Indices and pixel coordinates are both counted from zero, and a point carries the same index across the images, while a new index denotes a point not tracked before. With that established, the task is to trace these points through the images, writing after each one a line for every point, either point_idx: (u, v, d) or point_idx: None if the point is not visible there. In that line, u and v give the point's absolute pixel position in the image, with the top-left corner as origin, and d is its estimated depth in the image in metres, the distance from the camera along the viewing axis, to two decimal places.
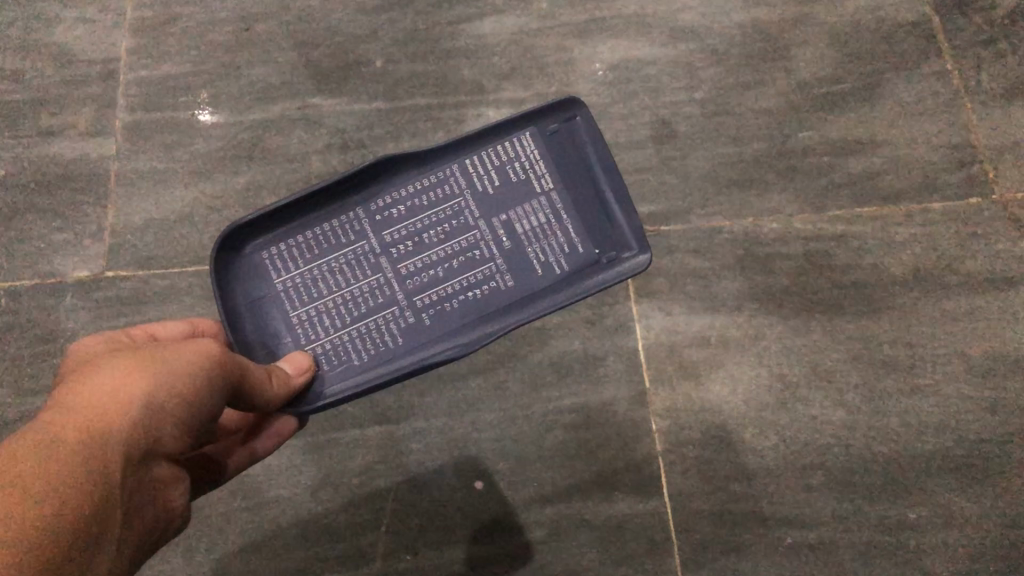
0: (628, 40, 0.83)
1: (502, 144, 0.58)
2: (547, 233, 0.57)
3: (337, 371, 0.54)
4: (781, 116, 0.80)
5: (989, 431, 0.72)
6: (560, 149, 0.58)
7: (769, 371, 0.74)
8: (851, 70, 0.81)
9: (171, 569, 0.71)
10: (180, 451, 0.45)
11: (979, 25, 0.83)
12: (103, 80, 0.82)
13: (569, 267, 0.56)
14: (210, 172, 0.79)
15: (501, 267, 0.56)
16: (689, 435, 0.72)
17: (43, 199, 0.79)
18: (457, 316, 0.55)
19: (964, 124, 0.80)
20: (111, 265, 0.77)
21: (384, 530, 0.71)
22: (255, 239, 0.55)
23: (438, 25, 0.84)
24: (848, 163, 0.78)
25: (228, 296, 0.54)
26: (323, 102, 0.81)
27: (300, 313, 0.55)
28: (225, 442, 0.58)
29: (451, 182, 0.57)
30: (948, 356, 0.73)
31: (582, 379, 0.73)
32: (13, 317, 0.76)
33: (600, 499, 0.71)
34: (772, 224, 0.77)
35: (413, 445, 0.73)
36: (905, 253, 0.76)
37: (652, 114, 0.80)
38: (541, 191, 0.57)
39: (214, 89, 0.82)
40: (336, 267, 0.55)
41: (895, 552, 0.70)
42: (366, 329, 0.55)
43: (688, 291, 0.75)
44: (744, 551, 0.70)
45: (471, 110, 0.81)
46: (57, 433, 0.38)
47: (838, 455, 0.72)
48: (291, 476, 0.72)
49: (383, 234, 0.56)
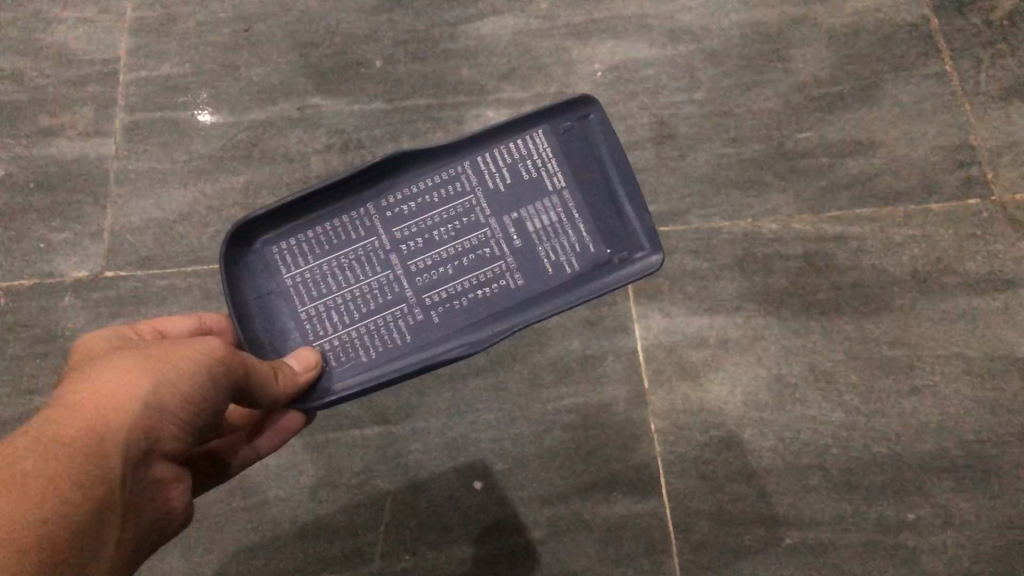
0: (628, 41, 0.83)
1: (515, 141, 0.58)
2: (559, 232, 0.56)
3: (345, 368, 0.54)
4: (780, 116, 0.80)
5: (988, 432, 0.72)
6: (574, 147, 0.58)
7: (768, 371, 0.74)
8: (850, 70, 0.81)
9: (170, 569, 0.70)
10: (182, 449, 0.45)
11: (978, 26, 0.83)
12: (103, 80, 0.82)
13: (580, 267, 0.55)
14: (210, 172, 0.80)
15: (511, 266, 0.55)
16: (688, 436, 0.72)
17: (42, 199, 0.79)
18: (467, 315, 0.55)
19: (963, 125, 0.80)
20: (110, 265, 0.77)
21: (383, 530, 0.71)
22: (266, 234, 0.55)
23: (438, 26, 0.84)
24: (847, 163, 0.79)
25: (237, 291, 0.54)
26: (323, 102, 0.82)
27: (309, 309, 0.55)
28: (231, 439, 0.58)
29: (463, 179, 0.57)
30: (947, 357, 0.74)
31: (581, 380, 0.73)
32: (13, 318, 0.76)
33: (599, 499, 0.71)
34: (771, 225, 0.77)
35: (413, 446, 0.73)
36: (904, 254, 0.76)
37: (651, 115, 0.80)
38: (553, 189, 0.57)
39: (214, 89, 0.82)
40: (346, 263, 0.55)
41: (895, 553, 0.70)
42: (375, 326, 0.54)
43: (688, 291, 0.75)
44: (744, 552, 0.70)
45: (471, 110, 0.81)
46: (59, 431, 0.38)
47: (837, 456, 0.72)
48: (291, 476, 0.72)
49: (394, 230, 0.56)
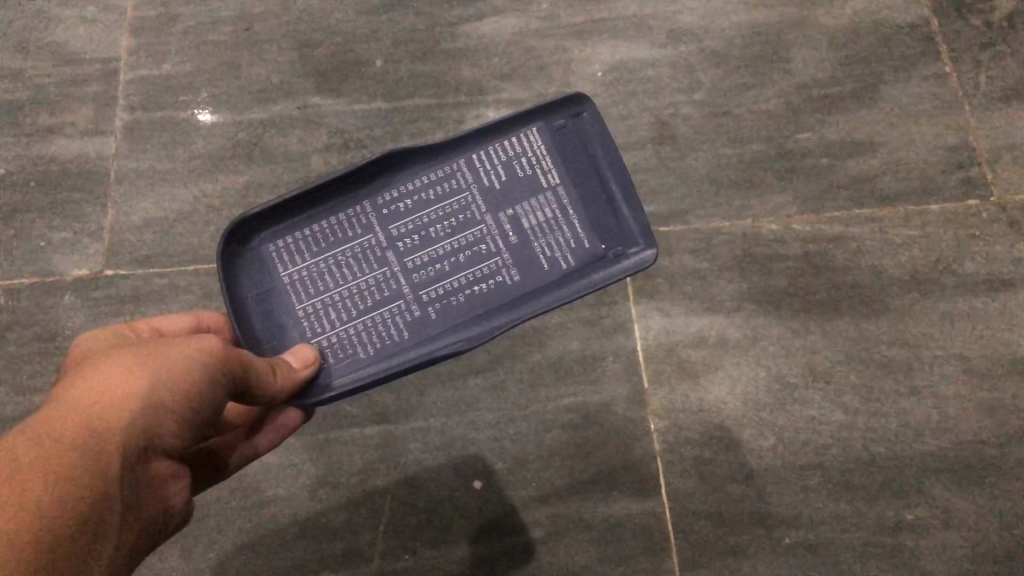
0: (628, 41, 0.83)
1: (510, 139, 0.58)
2: (553, 228, 0.56)
3: (343, 364, 0.54)
4: (780, 117, 0.80)
5: (988, 433, 0.72)
6: (567, 144, 0.58)
7: (767, 371, 0.74)
8: (850, 71, 0.82)
9: (169, 568, 0.70)
10: (180, 447, 0.45)
11: (978, 28, 0.83)
12: (104, 79, 0.82)
13: (575, 263, 0.55)
14: (211, 171, 0.80)
15: (507, 262, 0.55)
16: (688, 436, 0.72)
17: (42, 198, 0.79)
18: (463, 311, 0.55)
19: (963, 126, 0.80)
20: (110, 264, 0.77)
21: (383, 529, 0.71)
22: (264, 232, 0.55)
23: (438, 26, 0.84)
24: (847, 164, 0.79)
25: (235, 288, 0.54)
26: (324, 102, 0.82)
27: (307, 306, 0.55)
28: (229, 436, 0.58)
29: (459, 176, 0.57)
30: (946, 357, 0.74)
31: (580, 379, 0.74)
32: (12, 316, 0.76)
33: (599, 499, 0.71)
34: (771, 225, 0.77)
35: (412, 445, 0.73)
36: (903, 255, 0.76)
37: (651, 115, 0.80)
38: (548, 186, 0.57)
39: (214, 88, 0.82)
40: (343, 260, 0.55)
41: (894, 553, 0.70)
42: (372, 323, 0.54)
43: (687, 291, 0.76)
44: (744, 552, 0.70)
45: (471, 110, 0.81)
46: (57, 429, 0.38)
47: (837, 456, 0.72)
48: (291, 474, 0.72)
49: (390, 228, 0.56)
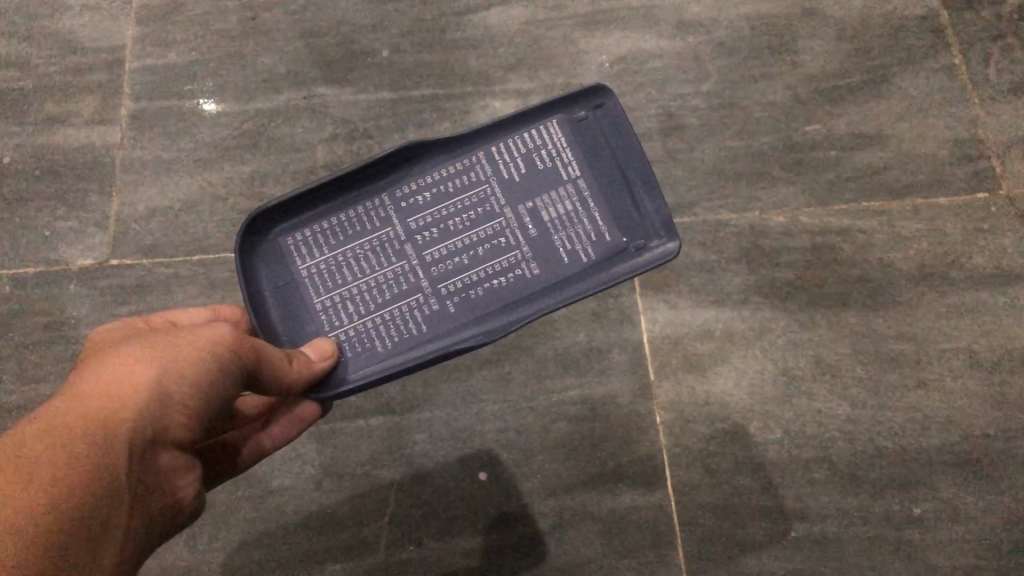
0: (636, 31, 0.82)
1: (530, 131, 0.57)
2: (574, 220, 0.55)
3: (360, 358, 0.54)
4: (789, 109, 0.80)
5: (995, 427, 0.72)
6: (588, 136, 0.57)
7: (774, 364, 0.73)
8: (859, 63, 0.81)
9: (176, 558, 0.71)
10: (192, 439, 0.45)
11: (988, 19, 0.82)
12: (110, 67, 0.82)
13: (596, 256, 0.55)
14: (216, 161, 0.79)
15: (526, 255, 0.55)
16: (693, 428, 0.72)
17: (43, 187, 0.79)
18: (482, 305, 0.54)
19: (972, 119, 0.79)
20: (115, 254, 0.77)
21: (388, 521, 0.71)
22: (282, 225, 0.55)
23: (445, 17, 0.83)
24: (854, 157, 0.78)
25: (253, 281, 0.54)
26: (329, 92, 0.81)
27: (325, 299, 0.54)
28: (247, 428, 0.58)
29: (477, 169, 0.57)
30: (954, 351, 0.73)
31: (586, 371, 0.73)
32: (18, 305, 0.76)
33: (604, 491, 0.71)
34: (778, 218, 0.77)
35: (418, 436, 0.73)
36: (911, 249, 0.76)
37: (658, 106, 0.80)
38: (568, 178, 0.56)
39: (219, 78, 0.82)
40: (361, 253, 0.55)
41: (899, 547, 0.70)
42: (390, 317, 0.54)
43: (693, 284, 0.75)
44: (749, 545, 0.70)
45: (476, 100, 0.81)
46: (61, 425, 0.38)
47: (843, 449, 0.72)
48: (297, 464, 0.72)
49: (409, 221, 0.56)
